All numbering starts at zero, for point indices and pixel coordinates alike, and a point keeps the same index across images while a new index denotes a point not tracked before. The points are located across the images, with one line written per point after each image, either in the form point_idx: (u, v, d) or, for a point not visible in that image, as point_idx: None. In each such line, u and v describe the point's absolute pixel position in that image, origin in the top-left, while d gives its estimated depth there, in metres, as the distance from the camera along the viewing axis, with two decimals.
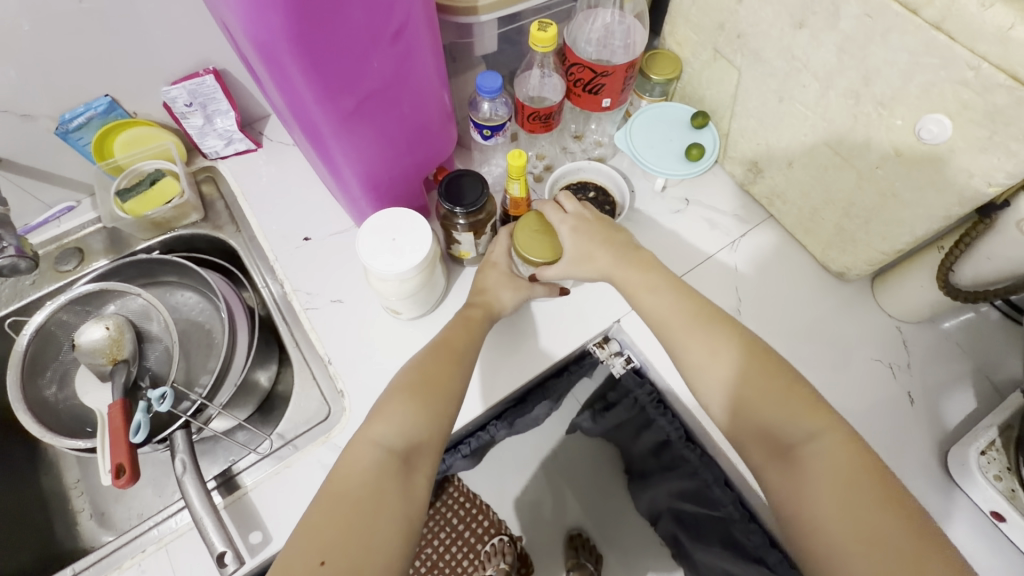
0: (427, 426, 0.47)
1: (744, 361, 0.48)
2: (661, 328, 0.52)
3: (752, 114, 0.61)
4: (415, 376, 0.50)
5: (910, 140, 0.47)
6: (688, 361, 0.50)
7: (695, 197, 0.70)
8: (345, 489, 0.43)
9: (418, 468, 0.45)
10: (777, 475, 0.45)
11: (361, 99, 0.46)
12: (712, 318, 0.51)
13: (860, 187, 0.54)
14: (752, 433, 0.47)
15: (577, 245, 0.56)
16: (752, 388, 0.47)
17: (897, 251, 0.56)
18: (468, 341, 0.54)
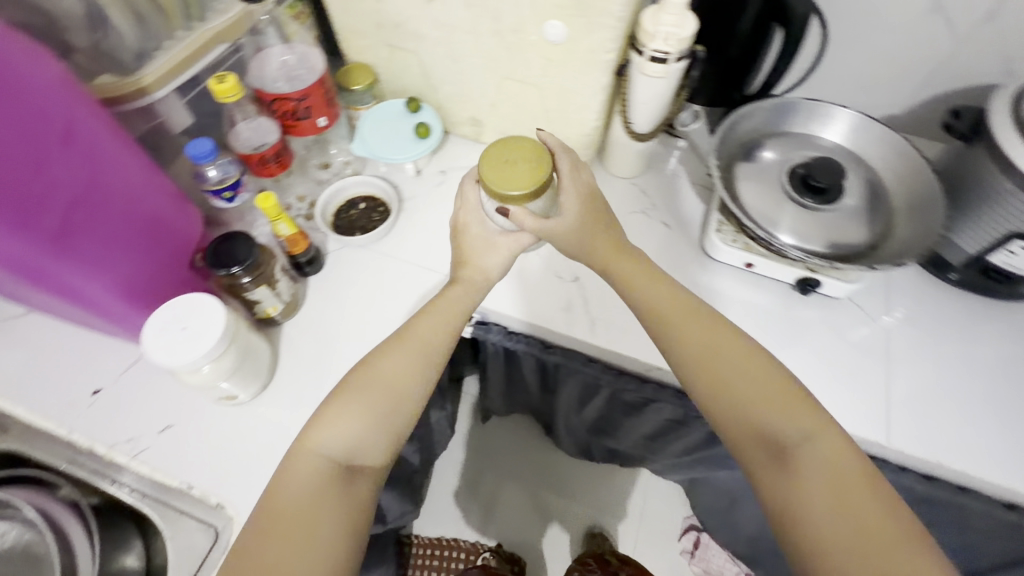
0: (375, 432, 0.51)
1: (756, 371, 0.51)
2: (674, 341, 0.53)
3: (446, 81, 0.71)
4: (374, 375, 0.52)
5: (548, 46, 0.60)
6: (710, 371, 0.51)
7: (448, 166, 0.78)
8: (286, 501, 0.47)
9: (361, 471, 0.50)
10: (772, 476, 0.47)
11: (62, 210, 0.43)
12: (721, 332, 0.53)
13: (544, 97, 0.67)
14: (757, 439, 0.49)
15: (576, 211, 0.58)
16: (756, 393, 0.50)
17: (596, 128, 0.70)
18: (427, 350, 0.55)
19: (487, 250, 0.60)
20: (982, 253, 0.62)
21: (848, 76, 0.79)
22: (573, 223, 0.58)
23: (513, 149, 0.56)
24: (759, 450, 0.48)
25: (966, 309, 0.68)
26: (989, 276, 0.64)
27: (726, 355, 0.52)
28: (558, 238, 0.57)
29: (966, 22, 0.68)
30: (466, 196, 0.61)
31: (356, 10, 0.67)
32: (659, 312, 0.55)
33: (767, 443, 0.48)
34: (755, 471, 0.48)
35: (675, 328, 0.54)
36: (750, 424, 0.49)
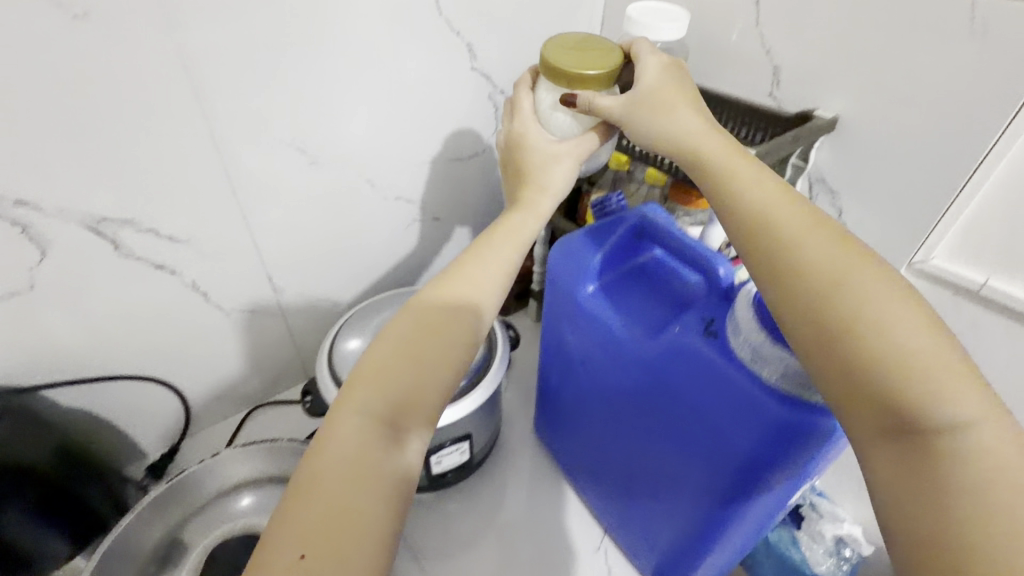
0: (428, 386, 0.45)
1: (875, 283, 0.36)
2: (793, 265, 0.38)
3: None
4: (421, 326, 0.47)
5: None
6: (831, 276, 0.37)
7: None
8: (327, 471, 0.39)
9: (406, 441, 0.43)
10: (890, 458, 0.33)
11: None
12: (864, 266, 0.37)
13: None
14: (879, 387, 0.34)
15: (664, 91, 0.50)
16: (889, 326, 0.34)
17: None
18: (468, 306, 0.49)
19: (548, 166, 0.55)
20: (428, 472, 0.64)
21: (228, 376, 0.74)
22: (653, 111, 0.50)
23: (571, 40, 0.54)
24: (892, 429, 0.33)
25: (466, 494, 0.70)
26: (449, 475, 0.67)
27: (897, 314, 0.34)
28: (637, 116, 0.50)
29: (267, 302, 0.71)
30: (519, 113, 0.57)
31: None
32: (765, 240, 0.40)
33: (897, 421, 0.33)
34: (867, 447, 0.34)
35: (788, 249, 0.39)
36: (889, 386, 0.33)
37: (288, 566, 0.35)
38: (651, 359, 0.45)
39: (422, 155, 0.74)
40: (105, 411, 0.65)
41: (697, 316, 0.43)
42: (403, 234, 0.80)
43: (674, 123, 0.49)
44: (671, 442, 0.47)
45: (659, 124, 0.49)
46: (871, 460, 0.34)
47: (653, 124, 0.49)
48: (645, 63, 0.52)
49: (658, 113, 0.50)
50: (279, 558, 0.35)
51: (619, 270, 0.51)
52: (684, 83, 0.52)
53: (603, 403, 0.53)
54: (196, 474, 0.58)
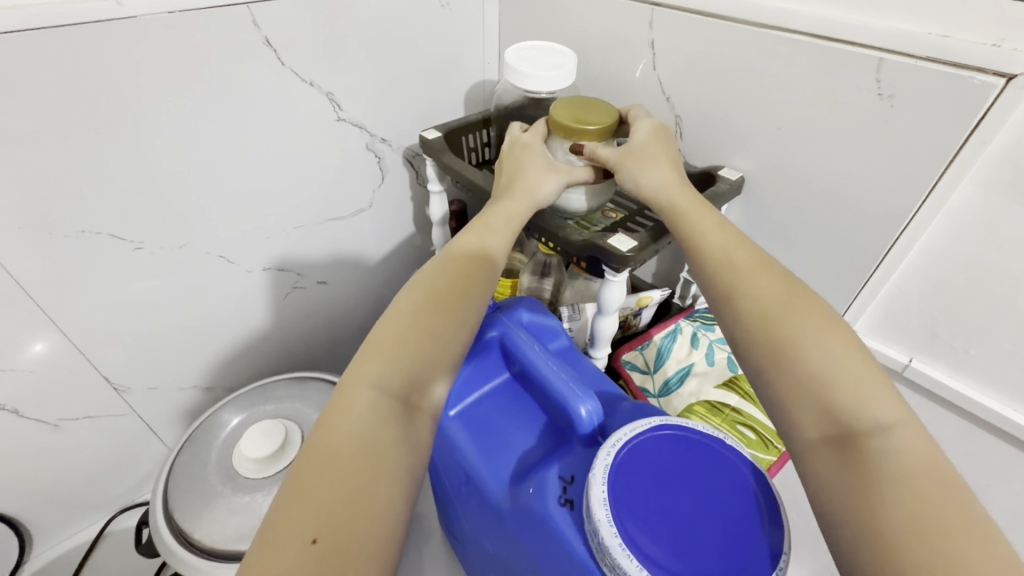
0: (452, 345, 0.37)
1: (805, 312, 0.36)
2: (740, 283, 0.39)
3: None
4: (439, 285, 0.39)
5: None
6: (776, 303, 0.37)
7: None
8: (334, 447, 0.30)
9: (425, 409, 0.34)
10: (829, 463, 0.31)
11: None
12: (804, 300, 0.37)
13: None
14: (813, 400, 0.33)
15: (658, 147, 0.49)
16: (828, 353, 0.34)
17: None
18: (488, 258, 0.43)
19: (540, 165, 0.50)
20: None
21: (75, 484, 0.64)
22: (640, 160, 0.48)
23: (582, 100, 0.53)
24: (828, 428, 0.32)
25: None
26: None
27: (813, 323, 0.35)
28: (628, 162, 0.48)
29: (109, 404, 0.61)
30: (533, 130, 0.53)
31: None
32: (720, 274, 0.40)
33: (831, 425, 0.32)
34: (806, 459, 0.32)
35: (735, 281, 0.39)
36: (821, 386, 0.33)
37: (296, 552, 0.26)
38: (503, 514, 0.37)
39: (290, 220, 0.65)
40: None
41: (557, 473, 0.35)
42: (281, 304, 0.71)
43: (654, 172, 0.48)
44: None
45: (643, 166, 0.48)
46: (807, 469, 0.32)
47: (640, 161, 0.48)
48: (643, 123, 0.51)
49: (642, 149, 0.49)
50: (274, 559, 0.26)
51: (483, 393, 0.43)
52: (676, 150, 0.50)
53: (468, 538, 0.44)
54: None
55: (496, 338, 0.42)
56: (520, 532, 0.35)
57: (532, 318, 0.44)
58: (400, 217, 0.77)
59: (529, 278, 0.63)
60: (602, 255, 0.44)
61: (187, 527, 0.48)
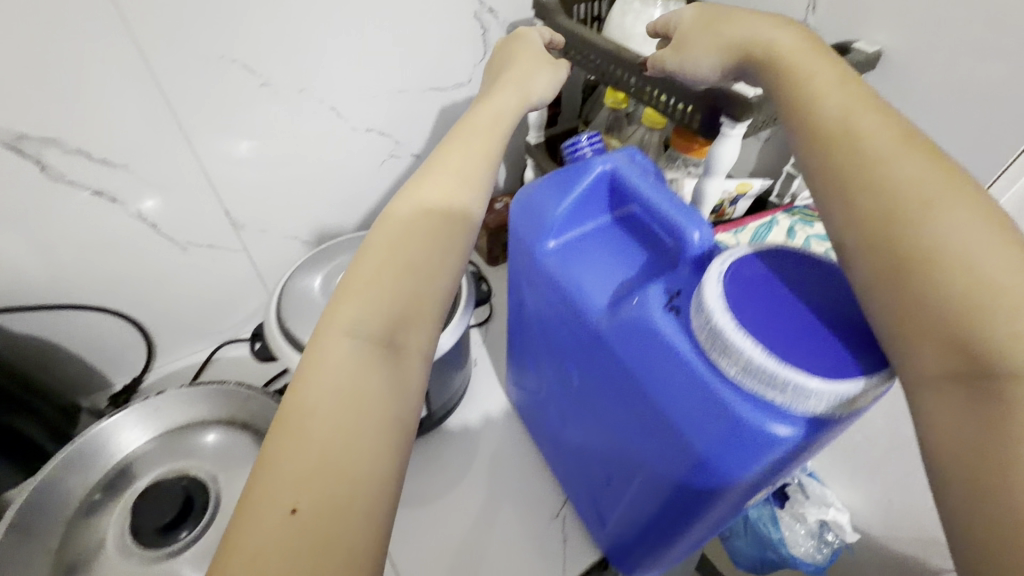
0: (430, 285, 0.38)
1: (962, 212, 0.29)
2: (879, 179, 0.32)
3: None
4: (410, 227, 0.40)
5: None
6: (916, 202, 0.31)
7: None
8: (313, 402, 0.32)
9: (409, 347, 0.36)
10: (956, 403, 0.27)
11: None
12: (969, 206, 0.30)
13: None
14: (944, 326, 0.28)
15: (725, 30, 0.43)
16: (988, 263, 0.28)
17: None
18: (464, 198, 0.43)
19: (530, 71, 0.54)
20: None
21: (195, 311, 0.72)
22: (689, 47, 0.45)
23: None
24: (963, 367, 0.27)
25: (433, 449, 0.69)
26: None
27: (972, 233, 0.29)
28: (684, 56, 0.45)
29: (226, 237, 0.67)
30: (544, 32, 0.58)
31: None
32: (837, 163, 0.34)
33: (966, 360, 0.27)
34: (927, 391, 0.29)
35: (870, 168, 0.33)
36: (962, 309, 0.28)
37: (275, 521, 0.28)
38: (600, 327, 0.39)
39: (395, 82, 0.66)
40: (36, 334, 0.61)
41: (662, 287, 0.36)
42: (378, 171, 0.74)
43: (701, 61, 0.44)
44: (621, 437, 0.42)
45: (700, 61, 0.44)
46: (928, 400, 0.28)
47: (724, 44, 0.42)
48: (684, 9, 0.48)
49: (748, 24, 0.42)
50: (255, 530, 0.28)
51: (584, 227, 0.44)
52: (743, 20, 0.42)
53: (557, 364, 0.48)
54: (144, 408, 0.57)
55: (608, 174, 0.43)
56: (622, 347, 0.37)
57: (646, 157, 0.44)
58: None
59: (623, 140, 0.64)
60: (725, 99, 0.44)
61: (298, 334, 0.53)
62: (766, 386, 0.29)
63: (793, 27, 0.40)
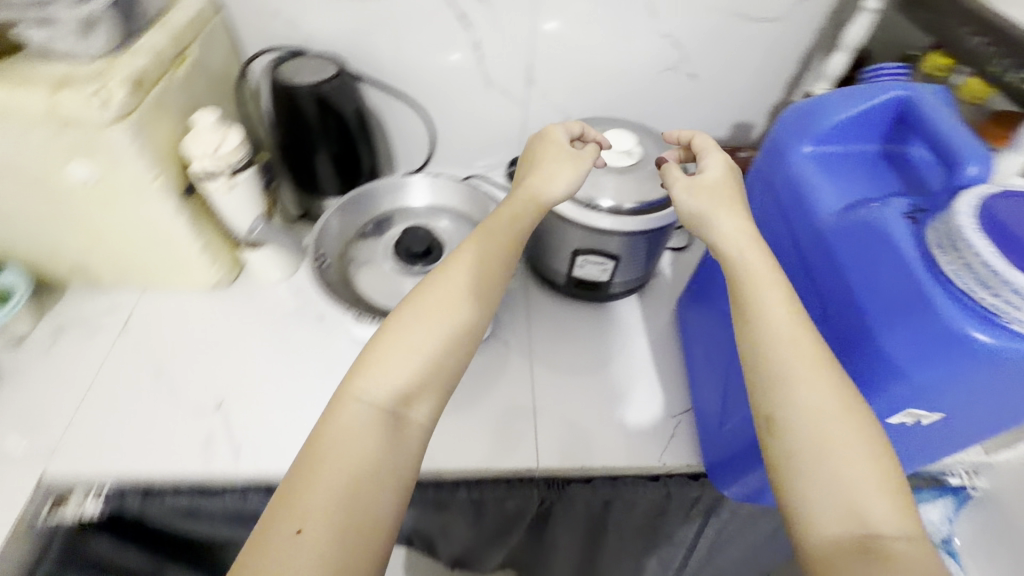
0: (455, 348, 0.48)
1: (849, 421, 0.37)
2: (790, 388, 0.39)
3: (23, 238, 0.64)
4: (429, 310, 0.49)
5: (93, 188, 0.57)
6: (816, 429, 0.37)
7: (66, 325, 0.70)
8: (330, 453, 0.42)
9: (411, 415, 0.46)
10: (848, 562, 0.33)
11: None
12: (853, 414, 0.38)
13: (129, 233, 0.64)
14: (842, 499, 0.35)
15: (730, 211, 0.48)
16: (845, 462, 0.36)
17: (208, 246, 0.67)
18: (474, 296, 0.50)
19: (551, 176, 0.58)
20: (570, 272, 0.73)
21: (467, 143, 0.90)
22: (705, 196, 0.49)
23: None
24: (849, 540, 0.34)
25: (594, 319, 0.79)
26: (585, 287, 0.75)
27: (852, 435, 0.37)
28: (697, 200, 0.49)
29: (517, 89, 0.82)
30: (552, 130, 0.62)
31: None
32: (764, 374, 0.40)
33: (852, 529, 0.34)
34: (817, 553, 0.35)
35: (785, 382, 0.39)
36: (846, 489, 0.35)
37: (286, 538, 0.38)
38: (822, 222, 0.43)
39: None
40: (375, 104, 0.83)
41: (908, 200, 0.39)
42: (653, 78, 0.81)
43: (730, 219, 0.47)
44: None
45: (712, 213, 0.48)
46: (819, 558, 0.35)
47: (715, 206, 0.48)
48: (715, 156, 0.52)
49: (720, 211, 0.48)
50: (269, 552, 0.37)
51: (848, 145, 0.46)
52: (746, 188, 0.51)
53: None
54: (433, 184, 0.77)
55: (900, 99, 0.44)
56: (844, 245, 0.41)
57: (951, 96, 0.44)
58: (795, 44, 0.78)
59: None
60: None
61: None
62: (982, 283, 0.34)
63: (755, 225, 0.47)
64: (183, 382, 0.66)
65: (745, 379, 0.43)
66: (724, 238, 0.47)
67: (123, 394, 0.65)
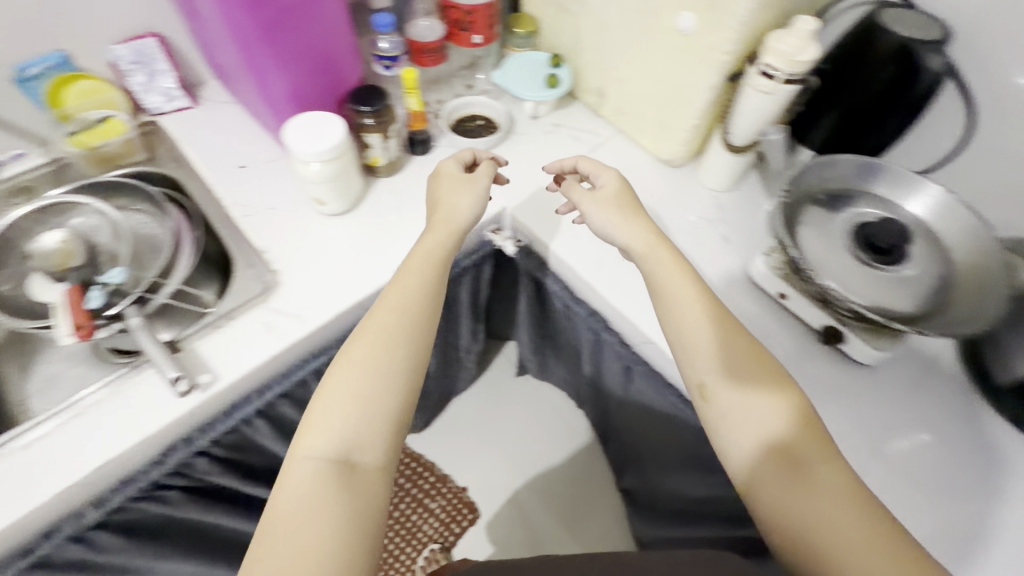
0: (382, 416, 0.56)
1: (770, 384, 0.56)
2: (711, 379, 0.57)
3: (589, 47, 0.82)
4: (360, 393, 0.56)
5: (676, 35, 0.68)
6: (716, 399, 0.57)
7: (562, 122, 0.88)
8: (293, 495, 0.52)
9: (361, 465, 0.54)
10: (781, 483, 0.52)
11: (279, 11, 0.61)
12: (793, 392, 0.56)
13: (660, 82, 0.74)
14: (768, 447, 0.54)
15: (640, 228, 0.65)
16: (773, 428, 0.54)
17: (698, 127, 0.75)
18: (370, 380, 0.56)
19: (456, 206, 0.68)
20: None
21: None
22: (608, 201, 0.68)
23: None
24: (782, 467, 0.53)
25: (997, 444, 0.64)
26: None
27: (768, 399, 0.55)
28: (601, 207, 0.67)
29: None
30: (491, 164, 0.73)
31: None
32: (694, 364, 0.58)
33: (787, 461, 0.53)
34: (774, 484, 0.52)
35: (703, 368, 0.58)
36: (768, 446, 0.54)
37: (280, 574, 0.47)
38: None
39: None
40: None
41: None
42: None
43: (624, 227, 0.66)
44: None
45: (616, 220, 0.66)
46: (775, 491, 0.52)
47: (621, 214, 0.66)
48: (606, 174, 0.70)
49: (672, 263, 0.62)
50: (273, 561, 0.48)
51: None
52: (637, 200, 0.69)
53: None
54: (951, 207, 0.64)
55: None
56: None
57: None
58: None
59: None
60: None
61: None
62: None
63: (670, 251, 0.63)
64: None
65: (694, 381, 0.59)
66: (623, 237, 0.65)
67: None
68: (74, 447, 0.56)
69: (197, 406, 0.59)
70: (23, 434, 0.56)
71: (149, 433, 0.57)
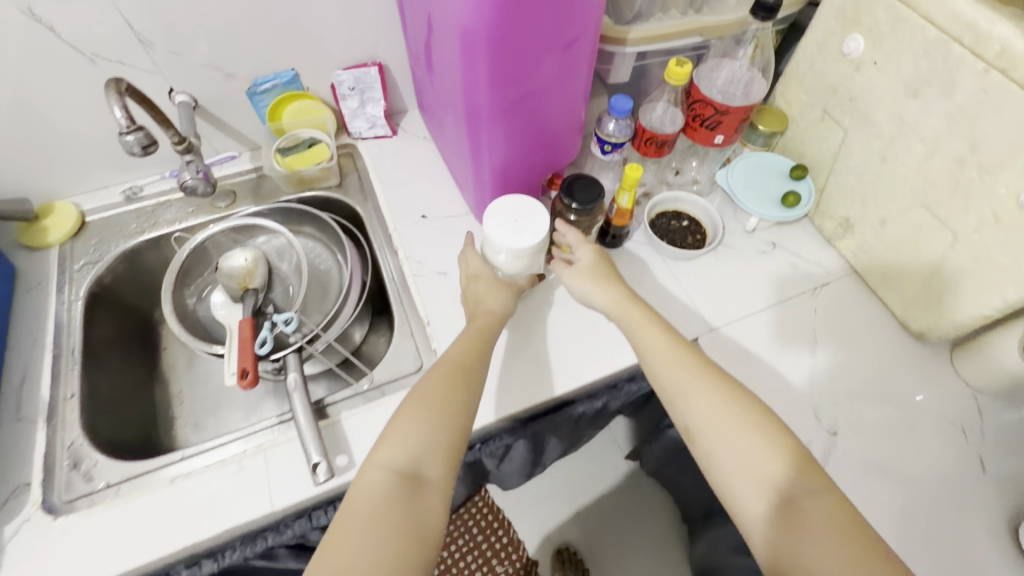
0: (455, 431, 0.49)
1: (737, 413, 0.49)
2: (690, 425, 0.50)
3: (851, 171, 0.66)
4: (430, 402, 0.50)
5: (1013, 207, 0.50)
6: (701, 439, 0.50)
7: (782, 242, 0.73)
8: (362, 504, 0.45)
9: (430, 484, 0.46)
10: (774, 533, 0.44)
11: (524, 95, 0.53)
12: (728, 422, 0.49)
13: (953, 248, 0.57)
14: (748, 491, 0.46)
15: (605, 294, 0.59)
16: (763, 457, 0.46)
17: (988, 316, 0.58)
18: (453, 394, 0.51)
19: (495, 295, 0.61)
20: None
21: None
22: (582, 274, 0.61)
23: None
24: (772, 514, 0.44)
25: None
26: None
27: (764, 432, 0.48)
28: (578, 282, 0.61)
29: None
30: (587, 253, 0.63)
31: (821, 66, 0.65)
32: (679, 419, 0.51)
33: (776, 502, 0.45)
34: (771, 541, 0.44)
35: (683, 408, 0.51)
36: (764, 488, 0.45)
37: None
38: None
39: None
40: None
41: None
42: None
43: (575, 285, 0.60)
44: None
45: (590, 290, 0.61)
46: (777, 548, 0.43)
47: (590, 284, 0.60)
48: (584, 244, 0.63)
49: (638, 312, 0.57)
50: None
51: None
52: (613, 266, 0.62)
53: None
54: None
55: None
56: None
57: None
58: None
59: None
60: None
61: None
62: None
63: (614, 294, 0.59)
64: (823, 379, 0.64)
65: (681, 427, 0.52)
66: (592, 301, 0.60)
67: (780, 338, 0.67)
68: (212, 498, 0.55)
69: (334, 489, 0.56)
70: (182, 466, 0.57)
71: (280, 510, 0.54)
